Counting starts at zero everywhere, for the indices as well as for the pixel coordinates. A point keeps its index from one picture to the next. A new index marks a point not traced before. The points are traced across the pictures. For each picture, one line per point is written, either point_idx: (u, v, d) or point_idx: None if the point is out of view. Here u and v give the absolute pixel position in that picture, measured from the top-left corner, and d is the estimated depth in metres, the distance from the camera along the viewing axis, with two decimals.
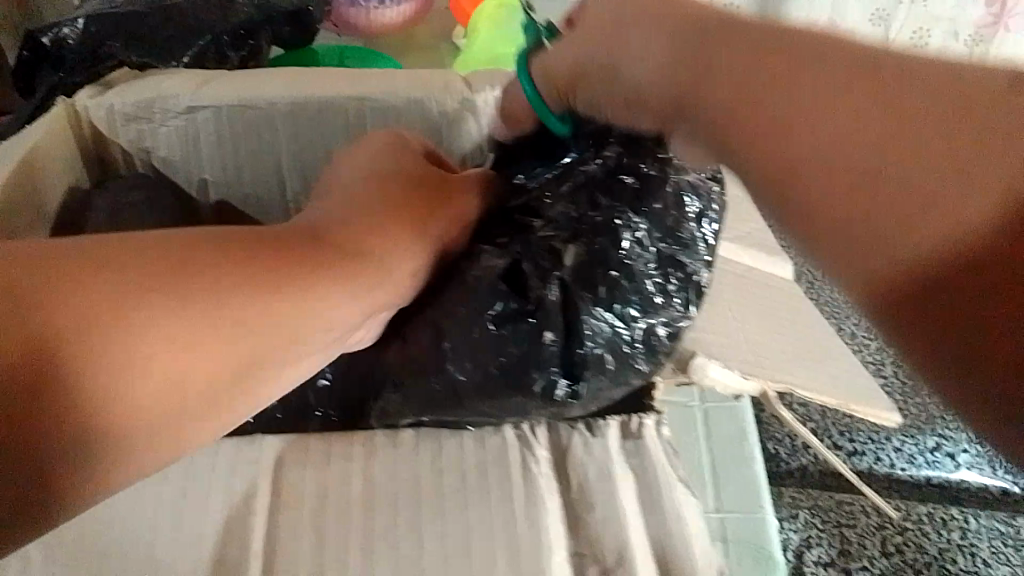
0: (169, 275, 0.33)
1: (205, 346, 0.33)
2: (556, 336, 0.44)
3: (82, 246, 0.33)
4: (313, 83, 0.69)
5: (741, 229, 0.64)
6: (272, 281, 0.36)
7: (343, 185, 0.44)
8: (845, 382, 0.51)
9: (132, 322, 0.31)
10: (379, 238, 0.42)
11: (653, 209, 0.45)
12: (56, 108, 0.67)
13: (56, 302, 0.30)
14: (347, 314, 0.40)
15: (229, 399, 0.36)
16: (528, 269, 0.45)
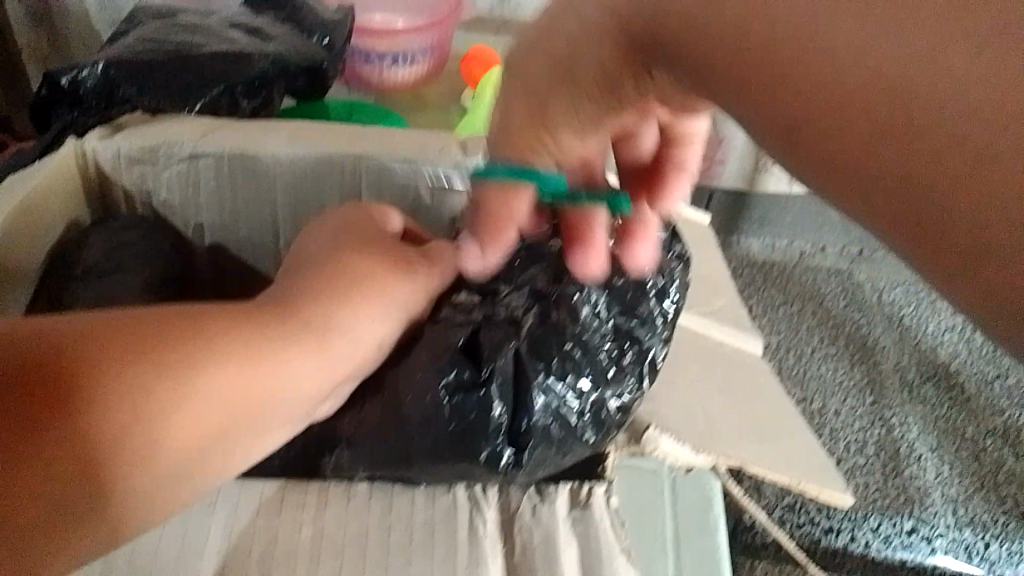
0: (158, 344, 0.37)
1: (186, 409, 0.37)
2: (505, 407, 0.44)
3: (92, 320, 0.37)
4: (314, 139, 0.72)
5: (713, 304, 0.66)
6: (247, 359, 0.39)
7: (317, 247, 0.46)
8: (799, 460, 0.52)
9: (119, 388, 0.35)
10: (354, 310, 0.43)
11: (615, 283, 0.48)
12: (65, 149, 0.70)
13: (60, 372, 0.34)
14: (316, 386, 0.41)
15: (209, 459, 0.38)
16: (485, 339, 0.45)
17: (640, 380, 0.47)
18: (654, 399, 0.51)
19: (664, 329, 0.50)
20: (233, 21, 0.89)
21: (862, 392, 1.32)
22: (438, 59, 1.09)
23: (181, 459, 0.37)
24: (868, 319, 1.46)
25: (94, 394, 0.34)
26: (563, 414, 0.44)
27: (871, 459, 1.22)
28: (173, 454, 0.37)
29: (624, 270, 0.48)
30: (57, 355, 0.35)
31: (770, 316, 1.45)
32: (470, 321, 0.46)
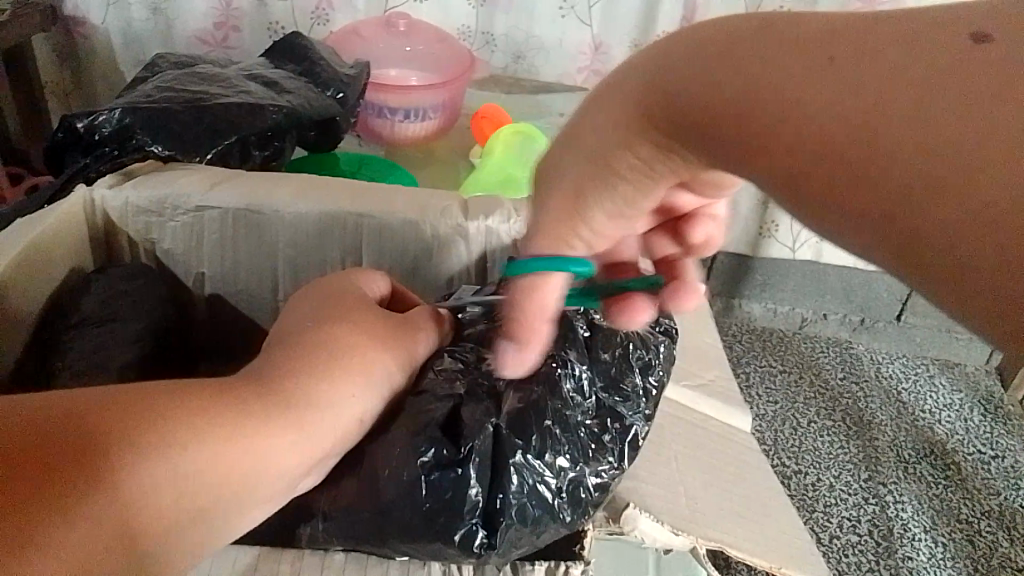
0: (139, 418, 0.36)
1: (166, 486, 0.36)
2: (482, 486, 0.43)
3: (67, 398, 0.37)
4: (319, 195, 0.73)
5: (704, 376, 0.66)
6: (224, 435, 0.38)
7: (306, 315, 0.47)
8: (780, 543, 0.52)
9: (104, 461, 0.34)
10: (331, 383, 0.43)
11: (599, 360, 0.50)
12: (74, 196, 0.71)
13: (48, 443, 0.33)
14: (296, 463, 0.42)
15: (183, 542, 0.37)
16: (466, 415, 0.45)
17: (620, 458, 0.48)
18: (636, 477, 0.51)
19: (648, 405, 0.50)
20: (250, 72, 0.91)
21: (858, 467, 1.31)
22: (450, 116, 1.11)
23: (157, 534, 0.36)
24: (866, 392, 1.45)
25: (69, 465, 0.33)
26: (540, 492, 0.44)
27: (863, 537, 1.21)
28: (150, 527, 0.35)
29: (610, 345, 0.51)
30: (23, 432, 0.34)
31: (768, 385, 1.45)
32: (452, 396, 0.46)
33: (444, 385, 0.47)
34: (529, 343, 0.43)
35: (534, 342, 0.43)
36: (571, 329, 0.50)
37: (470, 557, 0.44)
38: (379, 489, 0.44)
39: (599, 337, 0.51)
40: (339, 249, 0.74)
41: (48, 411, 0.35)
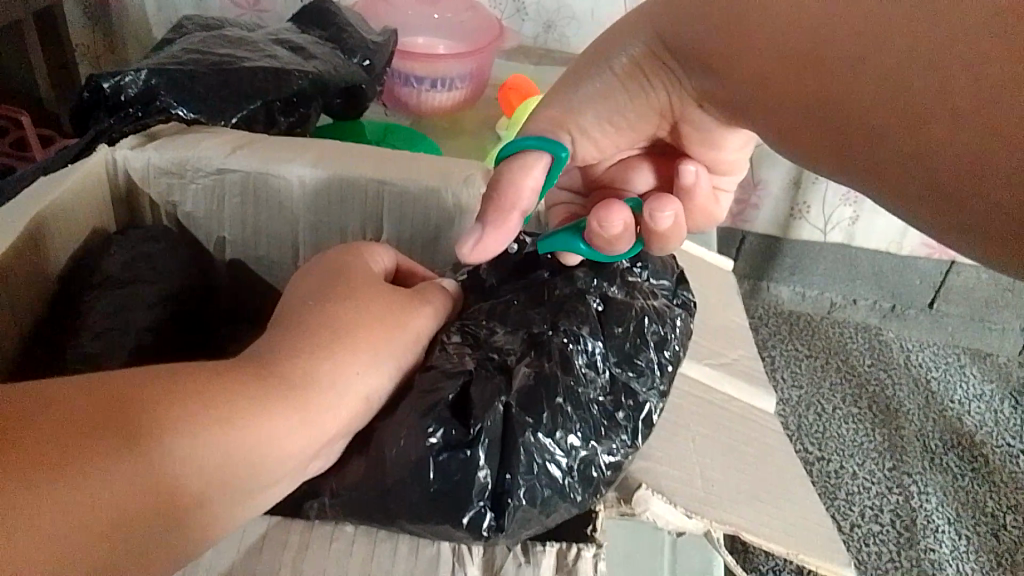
0: (135, 402, 0.37)
1: (164, 469, 0.36)
2: (490, 466, 0.42)
3: (72, 383, 0.37)
4: (340, 161, 0.72)
5: (727, 355, 0.64)
6: (221, 418, 0.38)
7: (318, 291, 0.46)
8: (799, 529, 0.51)
9: (99, 444, 0.35)
10: (334, 362, 0.43)
11: (613, 335, 0.48)
12: (96, 155, 0.71)
13: (42, 427, 0.34)
14: (299, 446, 0.41)
15: (188, 525, 0.37)
16: (475, 394, 0.44)
17: (633, 436, 0.46)
18: (651, 457, 0.50)
19: (662, 382, 0.49)
20: (277, 36, 0.90)
21: (882, 456, 1.29)
22: (478, 86, 1.09)
23: (155, 521, 0.36)
24: (894, 379, 1.43)
25: (57, 456, 0.34)
26: (551, 472, 0.43)
27: (886, 527, 1.19)
28: (146, 512, 0.36)
29: (624, 320, 0.49)
30: (14, 423, 0.34)
31: (793, 369, 1.42)
32: (461, 373, 0.45)
33: (455, 358, 0.46)
34: (494, 216, 0.50)
35: (497, 218, 0.50)
36: (583, 304, 0.49)
37: (478, 540, 0.42)
38: (390, 461, 0.43)
39: (612, 312, 0.49)
40: (361, 216, 0.73)
41: (34, 399, 0.35)
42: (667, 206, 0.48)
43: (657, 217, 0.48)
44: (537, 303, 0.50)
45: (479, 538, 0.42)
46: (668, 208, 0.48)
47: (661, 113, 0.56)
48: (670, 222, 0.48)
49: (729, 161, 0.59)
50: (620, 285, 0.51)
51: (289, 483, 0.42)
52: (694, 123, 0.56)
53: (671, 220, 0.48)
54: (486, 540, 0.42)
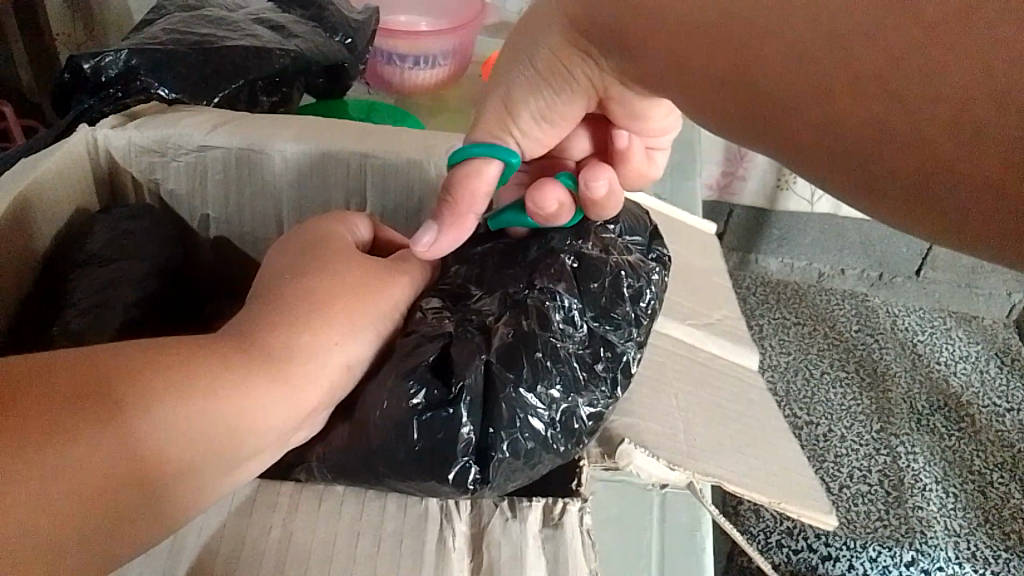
0: (120, 373, 0.36)
1: (148, 439, 0.36)
2: (474, 423, 0.42)
3: (58, 355, 0.37)
4: (321, 135, 0.72)
5: (712, 316, 0.65)
6: (204, 390, 0.38)
7: (299, 262, 0.47)
8: (781, 478, 0.51)
9: (85, 414, 0.34)
10: (312, 334, 0.43)
11: (590, 289, 0.48)
12: (78, 133, 0.70)
13: (27, 395, 0.34)
14: (283, 416, 0.41)
15: (170, 494, 0.37)
16: (456, 354, 0.44)
17: (613, 387, 0.47)
18: (632, 413, 0.50)
19: (640, 332, 0.49)
20: (258, 16, 0.89)
21: (870, 418, 1.31)
22: (461, 62, 1.08)
23: (139, 495, 0.36)
24: (881, 344, 1.44)
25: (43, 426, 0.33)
26: (533, 425, 0.43)
27: (874, 487, 1.21)
28: (127, 487, 0.35)
29: (599, 274, 0.48)
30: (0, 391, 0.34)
31: (781, 336, 1.44)
32: (440, 334, 0.45)
33: (434, 319, 0.47)
34: (449, 218, 0.50)
35: (454, 221, 0.50)
36: (556, 262, 0.48)
37: (465, 495, 0.43)
38: (375, 426, 0.43)
39: (588, 266, 0.48)
40: (343, 188, 0.73)
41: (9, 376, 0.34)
42: (600, 175, 0.49)
43: (592, 184, 0.48)
44: (509, 263, 0.50)
45: (467, 493, 0.42)
46: (601, 177, 0.49)
47: (585, 94, 0.50)
48: (605, 190, 0.49)
49: (658, 127, 0.55)
50: (595, 242, 0.50)
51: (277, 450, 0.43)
52: (619, 99, 0.51)
53: (606, 189, 0.49)
54: (475, 495, 0.43)
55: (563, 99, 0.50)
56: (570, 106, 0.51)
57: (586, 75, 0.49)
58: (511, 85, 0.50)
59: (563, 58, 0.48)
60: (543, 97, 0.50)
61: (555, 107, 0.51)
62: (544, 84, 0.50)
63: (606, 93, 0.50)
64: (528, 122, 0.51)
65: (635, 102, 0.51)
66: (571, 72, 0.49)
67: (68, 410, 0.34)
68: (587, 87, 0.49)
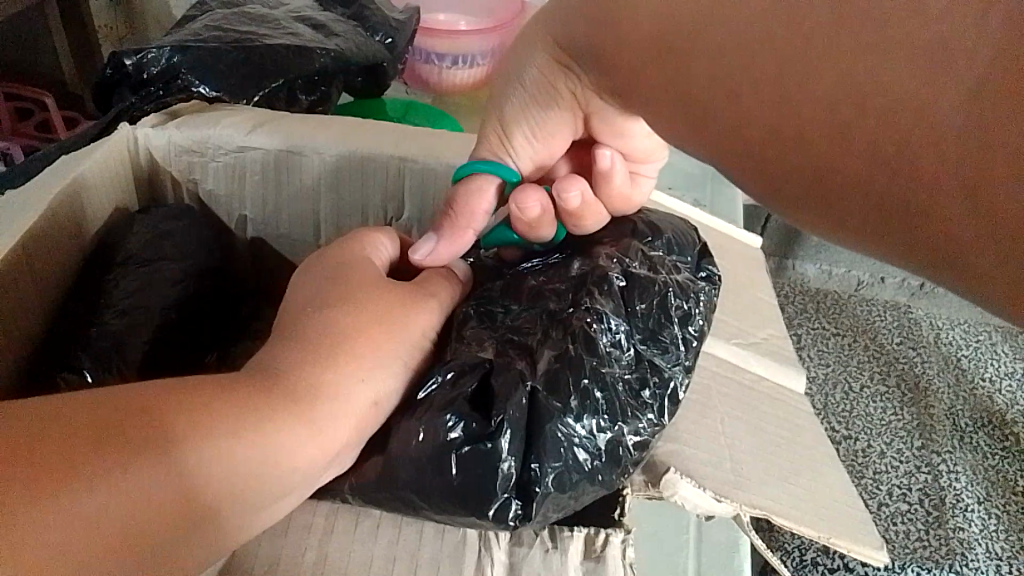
0: (152, 414, 0.34)
1: (178, 478, 0.34)
2: (516, 457, 0.40)
3: (91, 394, 0.35)
4: (362, 139, 0.71)
5: (757, 335, 0.63)
6: (209, 436, 0.35)
7: (336, 283, 0.45)
8: (832, 509, 0.49)
9: (112, 456, 0.32)
10: (348, 361, 0.41)
11: (637, 309, 0.46)
12: (117, 134, 0.69)
13: (49, 435, 0.32)
14: (318, 453, 0.39)
15: (200, 536, 0.35)
16: (497, 385, 0.42)
17: (660, 415, 0.45)
18: (677, 439, 0.48)
19: (686, 355, 0.47)
20: (299, 13, 0.88)
21: (910, 435, 1.27)
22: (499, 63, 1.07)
23: (170, 537, 0.34)
24: (923, 358, 1.40)
25: (68, 467, 0.31)
26: (577, 456, 0.41)
27: (914, 506, 1.18)
28: (158, 529, 0.33)
29: (647, 295, 0.47)
30: (26, 429, 0.32)
31: (821, 345, 1.40)
32: (479, 362, 0.43)
33: (475, 346, 0.45)
34: (448, 233, 0.53)
35: (452, 233, 0.53)
36: (605, 281, 0.46)
37: (505, 528, 0.41)
38: (407, 457, 0.41)
39: (636, 288, 0.47)
40: (382, 192, 0.72)
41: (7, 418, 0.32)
42: (573, 186, 0.49)
43: (564, 191, 0.49)
44: (549, 277, 0.48)
45: (506, 527, 0.41)
46: (574, 188, 0.49)
47: (569, 108, 0.53)
48: (578, 202, 0.50)
49: (641, 150, 0.56)
50: (642, 260, 0.49)
51: (299, 497, 0.40)
52: (603, 116, 0.52)
53: (579, 200, 0.50)
54: (515, 530, 0.41)
55: (551, 116, 0.53)
56: (556, 121, 0.53)
57: (570, 91, 0.51)
58: (502, 107, 0.54)
59: (550, 77, 0.51)
60: (531, 114, 0.53)
61: (544, 123, 0.53)
62: (532, 101, 0.53)
63: (590, 109, 0.52)
64: (519, 138, 0.54)
65: (618, 119, 0.53)
66: (555, 88, 0.51)
67: (77, 446, 0.32)
68: (572, 103, 0.52)
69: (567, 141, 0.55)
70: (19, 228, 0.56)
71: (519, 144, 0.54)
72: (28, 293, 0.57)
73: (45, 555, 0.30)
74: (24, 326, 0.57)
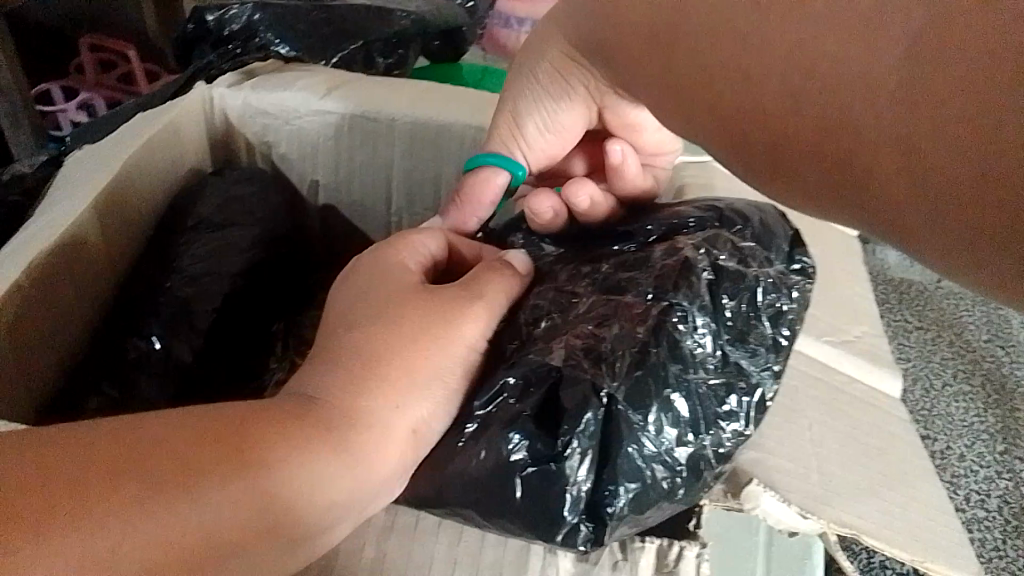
0: (215, 426, 0.34)
1: (235, 486, 0.32)
2: (587, 481, 0.38)
3: (154, 416, 0.34)
4: (435, 102, 0.68)
5: (849, 332, 0.59)
6: (255, 453, 0.33)
7: (399, 284, 0.43)
8: (926, 529, 0.46)
9: (165, 463, 0.31)
10: (409, 362, 0.40)
11: (722, 304, 0.42)
12: (192, 94, 0.68)
13: (102, 442, 0.31)
14: (379, 472, 0.38)
15: (263, 555, 0.33)
16: (566, 400, 0.39)
17: (746, 423, 0.42)
18: (761, 447, 0.46)
19: (776, 359, 0.44)
20: None
21: (994, 439, 1.21)
22: None
23: (230, 552, 0.32)
24: (1013, 358, 1.32)
25: (118, 470, 0.30)
26: (656, 472, 0.39)
27: (992, 513, 1.12)
28: (215, 536, 0.31)
29: (737, 291, 0.43)
30: (86, 439, 0.31)
31: (901, 339, 1.33)
32: (547, 370, 0.40)
33: (541, 342, 0.41)
34: (453, 215, 0.54)
35: (457, 219, 0.54)
36: (692, 276, 0.42)
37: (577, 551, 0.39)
38: (472, 461, 0.39)
39: (725, 282, 0.43)
40: (456, 163, 0.69)
41: (39, 437, 0.31)
42: (582, 189, 0.50)
43: (574, 198, 0.50)
44: (629, 267, 0.45)
45: (576, 551, 0.39)
46: (583, 190, 0.50)
47: (583, 103, 0.53)
48: (586, 204, 0.51)
49: (651, 142, 0.57)
50: (730, 251, 0.45)
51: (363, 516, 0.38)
52: (614, 108, 0.54)
53: (589, 201, 0.51)
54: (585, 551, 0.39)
55: (562, 109, 0.53)
56: (571, 115, 0.54)
57: (583, 85, 0.52)
58: (517, 103, 0.54)
59: (563, 72, 0.51)
60: (545, 105, 0.53)
61: (556, 116, 0.54)
62: (547, 96, 0.53)
63: (604, 103, 0.54)
64: (531, 129, 0.55)
65: (628, 111, 0.54)
66: (571, 83, 0.52)
67: (123, 462, 0.31)
68: (586, 96, 0.53)
69: (578, 132, 0.56)
70: (90, 193, 0.55)
71: (531, 135, 0.55)
72: (99, 258, 0.56)
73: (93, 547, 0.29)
74: (91, 294, 0.56)
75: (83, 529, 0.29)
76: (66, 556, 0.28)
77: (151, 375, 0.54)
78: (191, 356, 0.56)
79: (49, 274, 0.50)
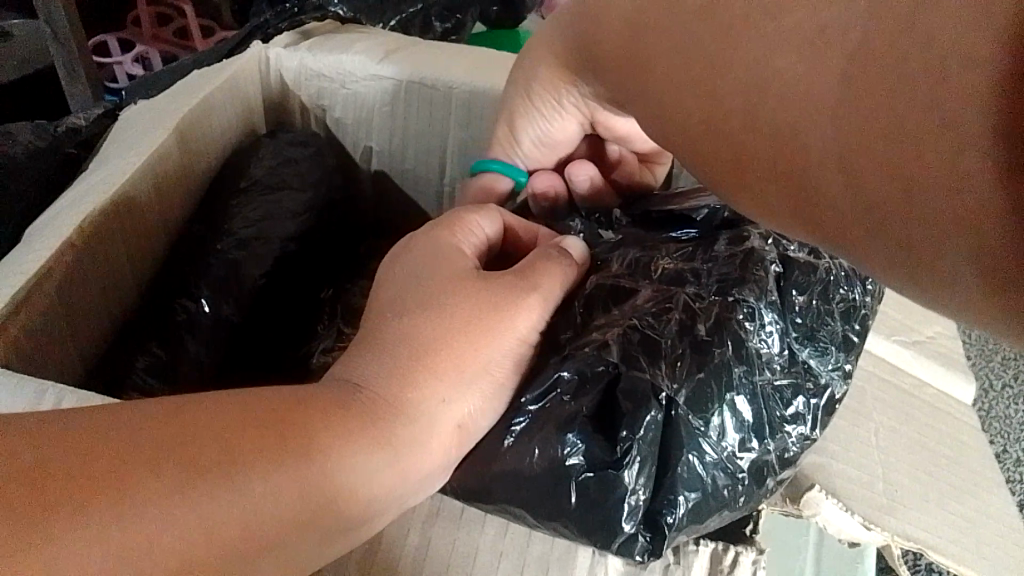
0: (262, 414, 0.32)
1: (280, 478, 0.31)
2: (645, 489, 0.36)
3: (201, 398, 0.33)
4: (498, 70, 0.65)
5: (922, 333, 0.56)
6: (300, 444, 0.32)
7: (453, 266, 0.42)
8: (991, 544, 0.44)
9: (209, 447, 0.30)
10: (457, 352, 0.38)
11: (792, 298, 0.40)
12: (250, 53, 0.66)
13: (150, 424, 0.30)
14: (424, 467, 0.36)
15: (305, 545, 0.32)
16: (624, 401, 0.37)
17: (813, 426, 0.40)
18: (825, 450, 0.43)
19: (848, 358, 0.42)
20: None
21: None
22: None
23: (275, 543, 0.31)
24: None
25: (164, 454, 0.29)
26: (715, 480, 0.37)
27: None
28: (261, 524, 0.30)
29: (807, 285, 0.41)
30: (132, 422, 0.30)
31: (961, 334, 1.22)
32: (603, 367, 0.37)
33: (598, 332, 0.39)
34: None
35: None
36: (761, 268, 0.40)
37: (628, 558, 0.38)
38: (524, 455, 0.37)
39: (795, 275, 0.41)
40: None
41: (87, 417, 0.30)
42: (582, 167, 0.53)
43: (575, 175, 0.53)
44: (693, 256, 0.43)
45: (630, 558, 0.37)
46: (583, 168, 0.53)
47: (576, 117, 0.52)
48: (587, 183, 0.53)
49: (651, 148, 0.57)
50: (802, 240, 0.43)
51: (407, 505, 0.37)
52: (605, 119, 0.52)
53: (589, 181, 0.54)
54: (639, 561, 0.38)
55: (555, 126, 0.52)
56: (564, 131, 0.52)
57: (574, 103, 0.50)
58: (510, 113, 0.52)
59: (556, 88, 0.49)
60: (538, 122, 0.52)
61: (550, 132, 0.52)
62: (536, 108, 0.51)
63: (596, 116, 0.52)
64: (526, 142, 0.53)
65: (619, 122, 0.53)
66: (562, 103, 0.50)
67: (169, 443, 0.30)
68: (579, 111, 0.51)
69: (573, 142, 0.54)
70: (144, 152, 0.54)
71: (525, 147, 0.54)
72: (150, 219, 0.56)
73: (139, 529, 0.28)
74: (141, 257, 0.56)
75: (129, 510, 0.28)
76: (112, 536, 0.27)
77: (201, 338, 0.54)
78: (240, 318, 0.56)
79: (101, 235, 0.50)
